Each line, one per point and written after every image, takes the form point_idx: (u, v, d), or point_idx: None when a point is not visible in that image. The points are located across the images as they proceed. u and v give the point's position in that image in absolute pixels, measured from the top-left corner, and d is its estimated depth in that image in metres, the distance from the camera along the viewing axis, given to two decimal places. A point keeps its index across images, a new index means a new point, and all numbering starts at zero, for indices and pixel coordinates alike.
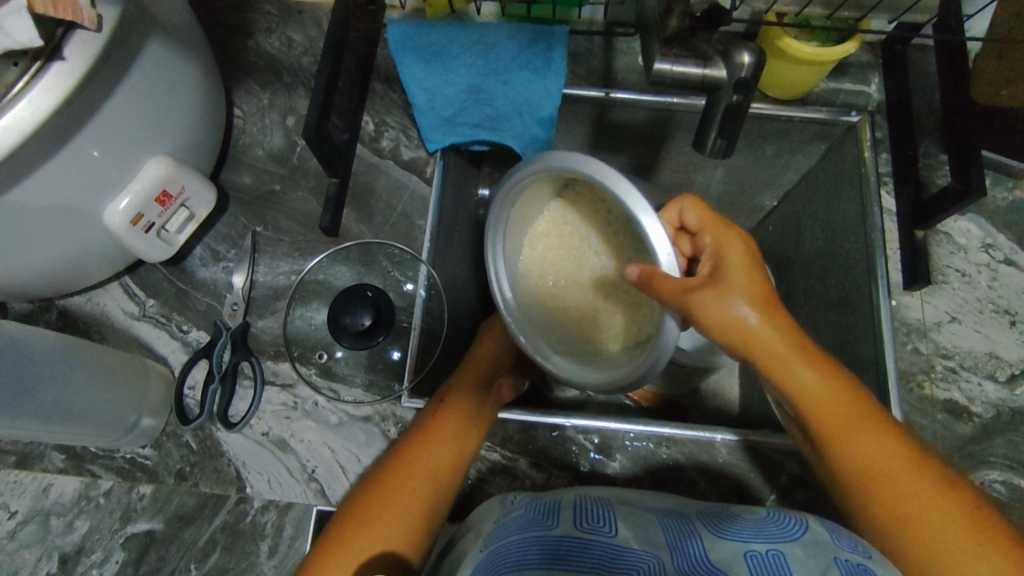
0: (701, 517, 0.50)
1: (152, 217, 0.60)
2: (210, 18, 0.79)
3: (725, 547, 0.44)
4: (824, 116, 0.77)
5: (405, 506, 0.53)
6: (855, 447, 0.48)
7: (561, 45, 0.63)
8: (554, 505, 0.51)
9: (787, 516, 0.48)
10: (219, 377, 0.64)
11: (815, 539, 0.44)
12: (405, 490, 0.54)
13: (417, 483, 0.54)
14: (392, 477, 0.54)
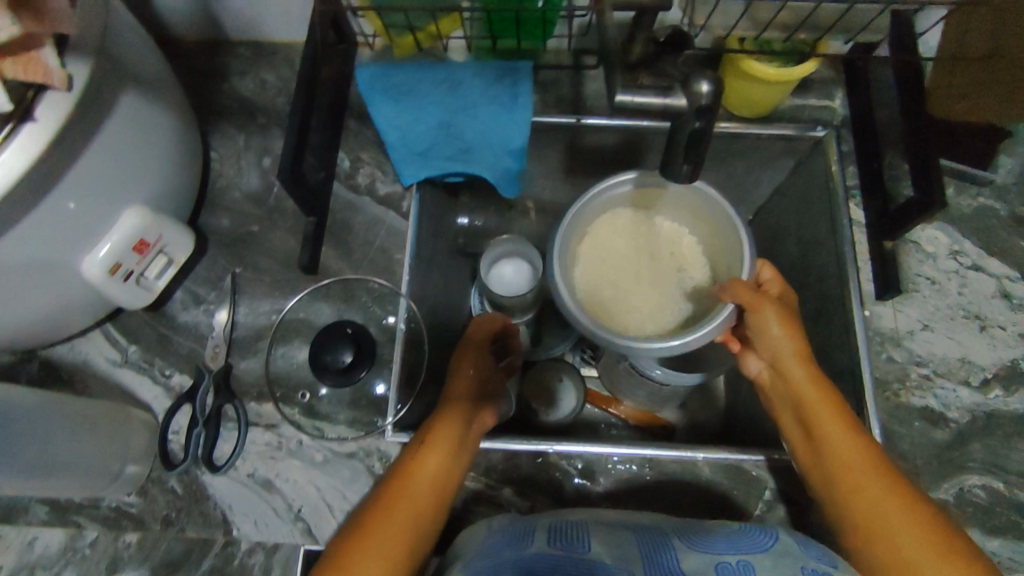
0: (677, 531, 0.54)
1: (130, 265, 0.61)
2: (184, 63, 0.80)
3: (697, 559, 0.49)
4: (790, 132, 0.79)
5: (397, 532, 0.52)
6: (835, 446, 0.57)
7: (527, 80, 0.65)
8: (531, 526, 0.54)
9: (759, 529, 0.54)
10: (202, 421, 0.64)
11: (784, 548, 0.51)
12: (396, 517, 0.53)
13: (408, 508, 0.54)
14: (385, 503, 0.54)
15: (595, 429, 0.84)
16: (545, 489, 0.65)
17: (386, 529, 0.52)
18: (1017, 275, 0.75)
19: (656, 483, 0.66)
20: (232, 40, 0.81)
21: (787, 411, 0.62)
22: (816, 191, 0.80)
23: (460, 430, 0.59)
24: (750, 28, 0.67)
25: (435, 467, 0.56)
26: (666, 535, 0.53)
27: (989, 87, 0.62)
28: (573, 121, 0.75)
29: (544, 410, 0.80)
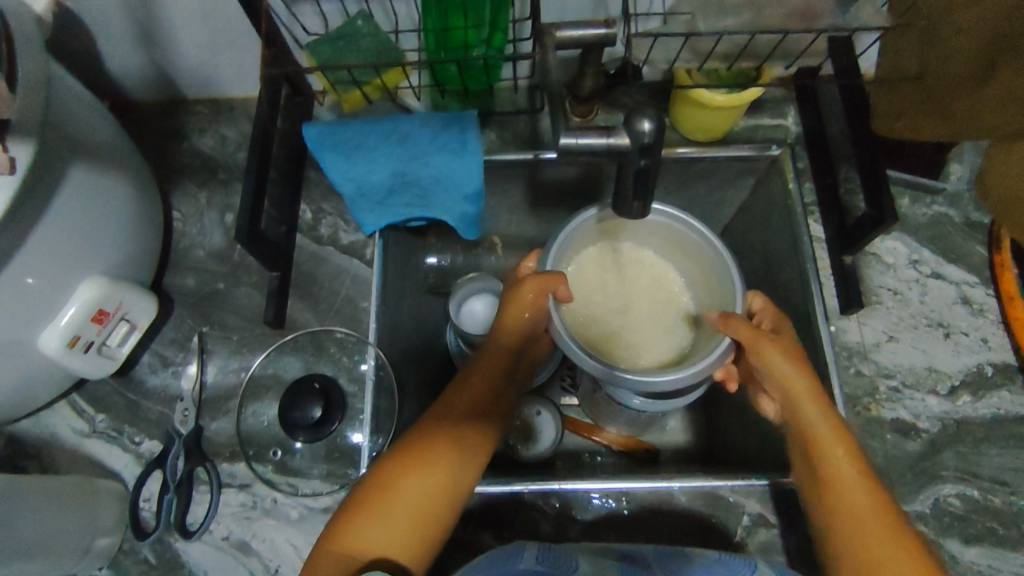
0: (659, 559, 0.53)
1: (90, 336, 0.61)
2: (142, 124, 0.81)
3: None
4: (746, 153, 0.76)
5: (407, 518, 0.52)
6: (835, 476, 0.56)
7: (474, 126, 0.65)
8: (519, 547, 0.53)
9: (735, 559, 0.54)
10: (174, 486, 0.64)
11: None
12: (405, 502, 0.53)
13: (422, 495, 0.54)
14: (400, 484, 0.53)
15: (580, 459, 0.80)
16: (523, 528, 0.66)
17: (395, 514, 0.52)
18: (976, 280, 0.76)
19: (632, 515, 0.66)
20: (190, 98, 0.82)
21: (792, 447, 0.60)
22: (776, 211, 0.78)
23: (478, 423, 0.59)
24: (692, 60, 0.68)
25: (449, 461, 0.55)
26: (644, 556, 0.54)
27: (925, 107, 0.62)
28: (530, 157, 0.72)
29: (522, 444, 0.77)
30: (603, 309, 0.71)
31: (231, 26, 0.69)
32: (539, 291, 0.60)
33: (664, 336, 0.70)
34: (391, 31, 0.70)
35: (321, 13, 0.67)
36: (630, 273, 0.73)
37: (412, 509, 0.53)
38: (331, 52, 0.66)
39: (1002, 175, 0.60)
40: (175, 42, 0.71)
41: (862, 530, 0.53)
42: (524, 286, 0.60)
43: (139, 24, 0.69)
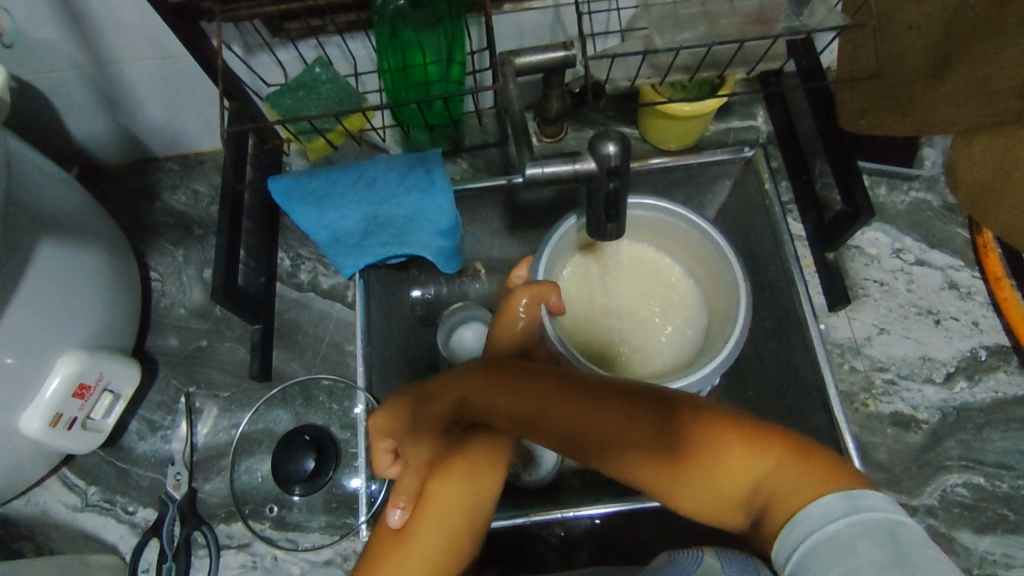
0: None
1: (73, 412, 0.61)
2: (114, 186, 0.81)
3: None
4: (719, 158, 0.72)
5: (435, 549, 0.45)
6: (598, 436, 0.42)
7: (439, 164, 0.65)
8: None
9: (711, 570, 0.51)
10: (172, 553, 0.64)
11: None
12: (430, 530, 0.46)
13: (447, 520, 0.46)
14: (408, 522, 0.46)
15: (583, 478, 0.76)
16: (530, 559, 0.66)
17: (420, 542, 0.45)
18: (960, 263, 0.75)
19: (639, 539, 0.66)
20: (160, 156, 0.81)
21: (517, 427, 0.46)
22: (756, 212, 0.74)
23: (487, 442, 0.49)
24: (654, 75, 0.67)
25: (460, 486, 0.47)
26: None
27: (887, 104, 0.62)
28: (503, 183, 0.70)
29: (525, 470, 0.73)
30: (602, 308, 0.72)
31: (191, 84, 0.69)
32: (532, 300, 0.60)
33: (671, 337, 0.72)
34: (351, 75, 0.70)
35: (278, 63, 0.67)
36: (632, 272, 0.74)
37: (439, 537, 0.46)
38: (291, 103, 0.66)
39: (966, 166, 0.61)
40: (138, 104, 0.71)
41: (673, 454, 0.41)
42: (518, 294, 0.60)
43: (99, 91, 0.68)
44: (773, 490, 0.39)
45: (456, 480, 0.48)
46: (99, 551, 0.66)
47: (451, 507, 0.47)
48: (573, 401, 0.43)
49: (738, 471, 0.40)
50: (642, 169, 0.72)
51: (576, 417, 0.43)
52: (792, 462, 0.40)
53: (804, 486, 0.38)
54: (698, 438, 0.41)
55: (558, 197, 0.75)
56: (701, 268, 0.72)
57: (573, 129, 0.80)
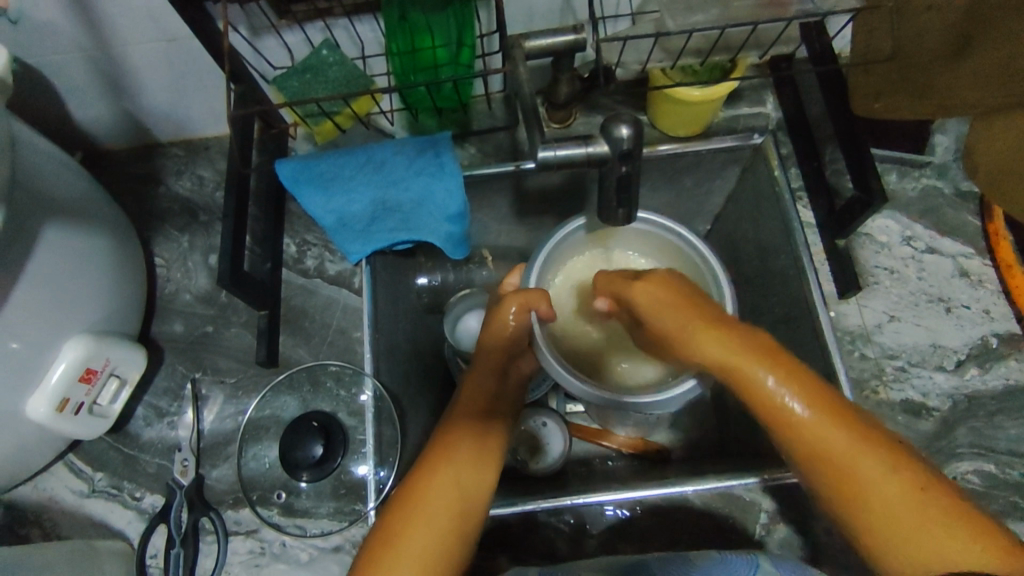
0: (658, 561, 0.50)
1: (80, 397, 0.60)
2: (117, 172, 0.80)
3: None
4: (729, 144, 0.71)
5: (423, 554, 0.48)
6: (800, 423, 0.46)
7: (449, 149, 0.64)
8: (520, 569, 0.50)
9: (737, 557, 0.49)
10: (180, 539, 0.64)
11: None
12: (421, 534, 0.48)
13: (435, 523, 0.49)
14: (408, 505, 0.50)
15: (589, 466, 0.76)
16: (540, 546, 0.65)
17: (409, 548, 0.48)
18: (972, 251, 0.75)
19: (647, 526, 0.66)
20: (163, 141, 0.80)
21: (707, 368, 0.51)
22: (765, 199, 0.73)
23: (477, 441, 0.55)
24: (665, 58, 0.67)
25: (456, 473, 0.52)
26: (647, 564, 0.49)
27: (905, 86, 0.61)
28: (511, 169, 0.68)
29: (532, 459, 0.73)
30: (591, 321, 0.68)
31: (196, 67, 0.68)
32: (521, 307, 0.59)
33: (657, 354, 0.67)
34: (358, 59, 0.69)
35: (285, 45, 0.66)
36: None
37: (428, 537, 0.48)
38: (298, 86, 0.65)
39: (984, 150, 0.60)
40: (142, 88, 0.70)
41: (880, 501, 0.43)
42: (507, 301, 0.59)
43: (102, 74, 0.67)
44: (933, 541, 0.42)
45: (443, 480, 0.51)
46: (106, 537, 0.66)
47: (441, 503, 0.50)
48: (795, 390, 0.46)
49: (933, 544, 0.41)
50: (651, 156, 0.72)
51: (815, 431, 0.46)
52: (977, 538, 0.41)
53: (965, 553, 0.41)
54: (902, 499, 0.43)
55: (567, 181, 0.74)
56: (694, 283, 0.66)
57: (581, 114, 0.79)
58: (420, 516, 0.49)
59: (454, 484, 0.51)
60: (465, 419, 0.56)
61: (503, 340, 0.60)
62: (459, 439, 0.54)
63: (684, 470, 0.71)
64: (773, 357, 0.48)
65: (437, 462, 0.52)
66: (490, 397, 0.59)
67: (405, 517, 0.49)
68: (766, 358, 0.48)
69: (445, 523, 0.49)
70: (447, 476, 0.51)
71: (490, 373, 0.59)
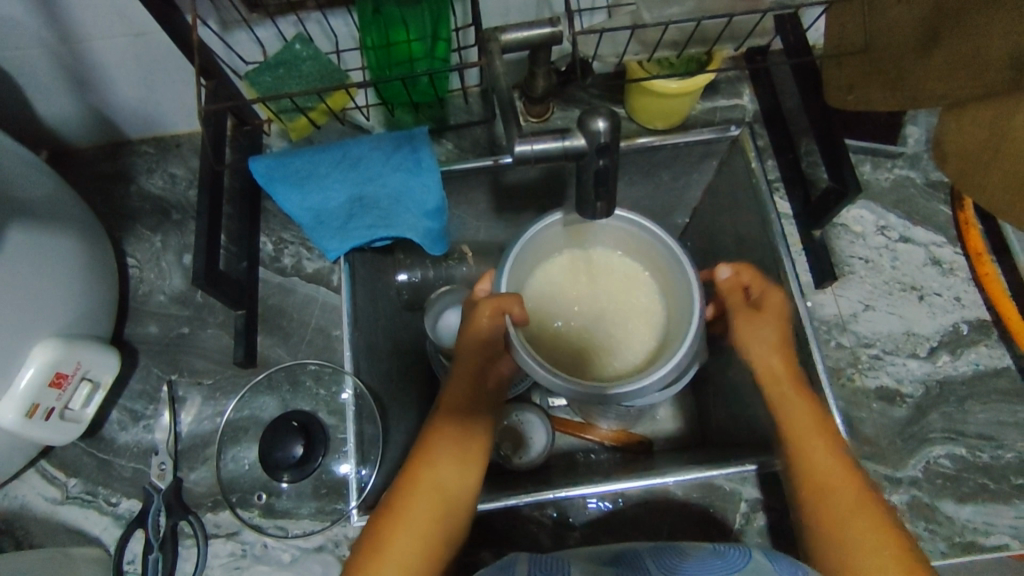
0: (653, 556, 0.49)
1: (51, 402, 0.59)
2: (87, 170, 0.78)
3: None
4: (705, 137, 0.71)
5: (411, 549, 0.52)
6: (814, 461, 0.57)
7: (426, 143, 0.64)
8: (510, 560, 0.50)
9: (731, 550, 0.48)
10: (158, 544, 0.63)
11: (756, 569, 0.46)
12: (405, 539, 0.52)
13: (420, 526, 0.53)
14: (394, 516, 0.53)
15: (573, 459, 0.76)
16: (522, 541, 0.65)
17: (393, 555, 0.51)
18: (943, 240, 0.76)
19: (629, 517, 0.66)
20: (134, 139, 0.79)
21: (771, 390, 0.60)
22: (741, 190, 0.73)
23: (456, 445, 0.57)
24: (640, 51, 0.66)
25: (437, 480, 0.55)
26: (639, 556, 0.49)
27: (875, 77, 0.62)
28: (490, 163, 0.68)
29: (514, 453, 0.73)
30: (562, 314, 0.67)
31: (164, 62, 0.66)
32: (494, 312, 0.57)
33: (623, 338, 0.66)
34: (332, 53, 0.68)
35: (257, 40, 0.65)
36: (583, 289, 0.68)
37: (411, 545, 0.52)
38: (271, 81, 0.64)
39: (953, 142, 0.59)
40: (110, 84, 0.69)
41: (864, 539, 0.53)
42: (480, 307, 0.57)
43: (68, 70, 0.66)
44: None
45: (424, 490, 0.54)
46: (81, 544, 0.64)
47: (425, 509, 0.53)
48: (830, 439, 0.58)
49: None
50: (629, 149, 0.72)
51: (824, 468, 0.56)
52: None
53: None
54: (878, 550, 0.52)
55: (544, 176, 0.73)
56: (663, 280, 0.65)
57: (559, 108, 0.78)
58: (404, 524, 0.53)
59: (437, 491, 0.55)
60: (449, 424, 0.58)
61: (478, 341, 0.58)
62: (441, 444, 0.57)
63: (666, 463, 0.71)
64: (807, 401, 0.59)
65: (418, 469, 0.55)
66: (469, 401, 0.60)
67: (391, 522, 0.53)
68: (810, 408, 0.59)
69: (428, 528, 0.53)
70: (428, 484, 0.55)
71: (468, 378, 0.59)
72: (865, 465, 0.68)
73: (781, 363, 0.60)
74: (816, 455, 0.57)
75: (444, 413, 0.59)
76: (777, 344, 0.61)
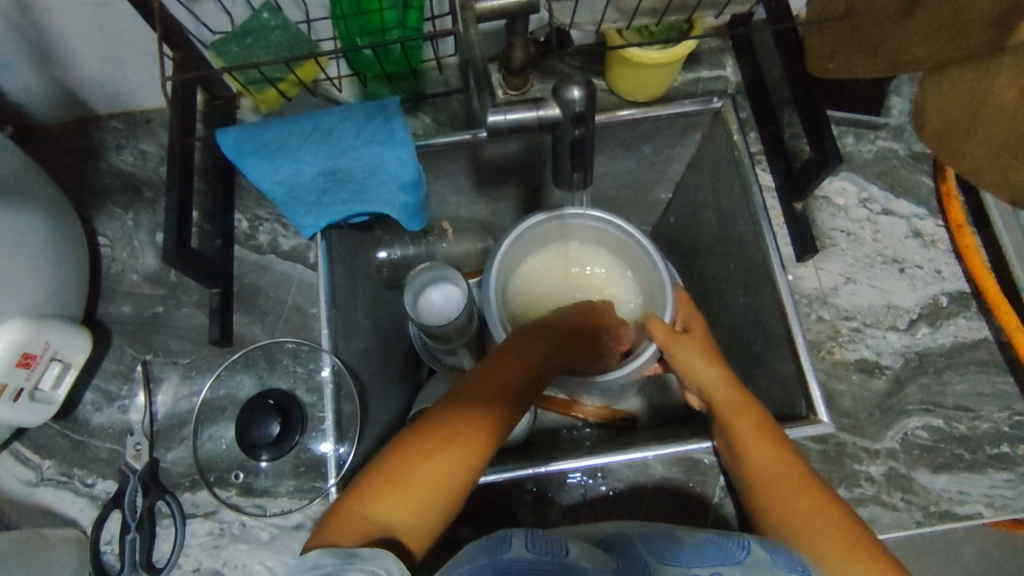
0: (646, 540, 0.47)
1: (20, 382, 0.58)
2: (55, 146, 0.76)
3: None
4: (687, 108, 0.70)
5: (418, 501, 0.47)
6: (758, 456, 0.55)
7: (398, 114, 0.62)
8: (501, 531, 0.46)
9: (728, 538, 0.46)
10: (135, 524, 0.62)
11: (757, 561, 0.44)
12: (420, 486, 0.48)
13: (439, 483, 0.48)
14: (421, 455, 0.49)
15: (557, 435, 0.77)
16: (503, 517, 0.65)
17: (401, 499, 0.47)
18: (925, 212, 0.76)
19: (611, 491, 0.66)
20: (102, 114, 0.76)
21: (714, 389, 0.60)
22: (723, 163, 0.72)
23: (499, 416, 0.52)
24: (619, 19, 0.65)
25: (473, 441, 0.50)
26: (633, 543, 0.47)
27: (855, 44, 0.61)
28: (469, 137, 0.67)
29: None
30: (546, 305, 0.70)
31: (127, 32, 0.64)
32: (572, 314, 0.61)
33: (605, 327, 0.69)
34: (303, 22, 0.66)
35: (224, 9, 0.63)
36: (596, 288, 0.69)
37: (402, 510, 0.47)
38: (239, 52, 0.63)
39: (936, 107, 0.61)
40: (74, 56, 0.67)
41: (816, 533, 0.49)
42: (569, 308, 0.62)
43: (29, 41, 0.63)
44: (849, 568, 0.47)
45: (461, 446, 0.49)
46: (57, 525, 0.64)
47: (447, 467, 0.49)
48: (780, 447, 0.55)
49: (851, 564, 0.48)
50: (611, 121, 0.70)
51: (768, 456, 0.55)
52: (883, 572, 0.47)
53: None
54: (829, 530, 0.50)
55: (524, 150, 0.72)
56: (636, 270, 0.69)
57: (538, 80, 0.76)
58: (404, 487, 0.47)
59: (466, 454, 0.49)
60: (501, 388, 0.54)
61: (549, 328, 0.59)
62: (489, 407, 0.52)
63: (647, 438, 0.72)
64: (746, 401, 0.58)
65: (462, 421, 0.50)
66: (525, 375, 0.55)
67: (419, 458, 0.48)
68: (748, 407, 0.58)
69: (442, 486, 0.48)
70: (463, 442, 0.50)
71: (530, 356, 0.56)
72: (843, 437, 0.68)
73: (715, 368, 0.61)
74: (765, 463, 0.54)
75: (504, 376, 0.54)
76: (709, 353, 0.62)
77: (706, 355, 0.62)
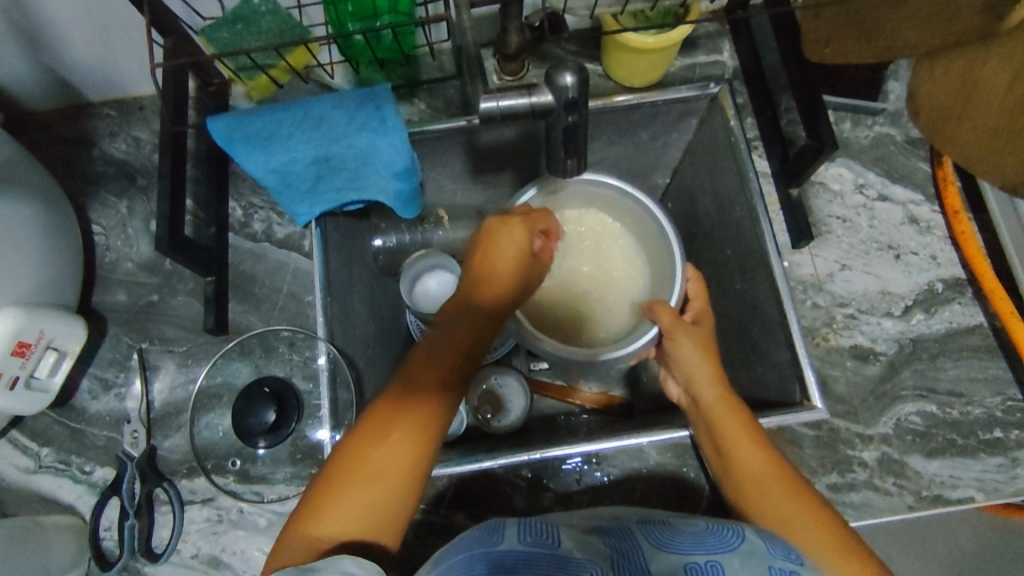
0: (641, 527, 0.48)
1: (15, 370, 0.58)
2: (47, 134, 0.75)
3: (667, 559, 0.43)
4: (683, 94, 0.70)
5: (364, 502, 0.47)
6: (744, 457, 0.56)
7: (390, 102, 0.61)
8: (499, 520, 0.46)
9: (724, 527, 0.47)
10: (133, 511, 0.63)
11: (751, 549, 0.44)
12: (363, 488, 0.47)
13: (381, 481, 0.48)
14: (356, 458, 0.48)
15: (554, 421, 0.77)
16: (498, 503, 0.66)
17: (347, 503, 0.47)
18: (921, 198, 0.76)
19: (606, 477, 0.67)
20: (94, 101, 0.76)
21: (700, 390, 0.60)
22: (719, 149, 0.72)
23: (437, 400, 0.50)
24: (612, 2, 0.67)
25: (410, 434, 0.49)
26: (628, 530, 0.48)
27: (853, 30, 0.60)
28: (464, 124, 0.67)
29: (493, 417, 0.73)
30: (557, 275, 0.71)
31: (118, 18, 0.64)
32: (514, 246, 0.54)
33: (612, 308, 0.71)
34: (294, 7, 0.64)
35: None
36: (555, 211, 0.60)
37: (352, 515, 0.47)
38: (229, 37, 0.63)
39: (927, 93, 0.61)
40: (64, 42, 0.66)
41: (799, 530, 0.51)
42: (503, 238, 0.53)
43: (18, 27, 0.63)
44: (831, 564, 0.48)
45: (395, 442, 0.48)
46: (57, 512, 0.65)
47: (389, 463, 0.48)
48: (763, 448, 0.56)
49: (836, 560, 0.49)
50: (607, 107, 0.70)
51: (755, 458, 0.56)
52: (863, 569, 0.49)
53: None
54: (813, 530, 0.51)
55: (519, 137, 0.71)
56: (651, 254, 0.69)
57: (534, 66, 0.76)
58: (345, 492, 0.47)
59: (404, 446, 0.49)
60: (437, 371, 0.51)
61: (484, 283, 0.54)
62: (425, 395, 0.50)
63: (642, 424, 0.72)
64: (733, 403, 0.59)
65: (395, 418, 0.49)
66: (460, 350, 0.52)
67: (355, 463, 0.48)
68: (736, 407, 0.58)
69: (386, 485, 0.48)
70: (398, 438, 0.49)
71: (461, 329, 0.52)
72: (836, 423, 0.68)
73: (709, 367, 0.61)
74: (744, 463, 0.56)
75: (437, 359, 0.52)
76: (704, 350, 0.62)
77: (704, 350, 0.62)
